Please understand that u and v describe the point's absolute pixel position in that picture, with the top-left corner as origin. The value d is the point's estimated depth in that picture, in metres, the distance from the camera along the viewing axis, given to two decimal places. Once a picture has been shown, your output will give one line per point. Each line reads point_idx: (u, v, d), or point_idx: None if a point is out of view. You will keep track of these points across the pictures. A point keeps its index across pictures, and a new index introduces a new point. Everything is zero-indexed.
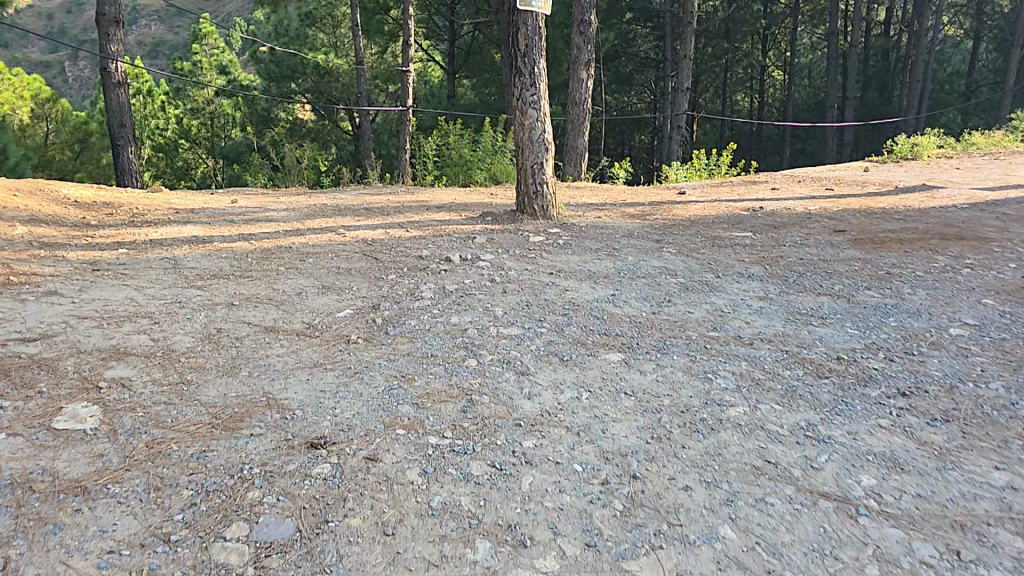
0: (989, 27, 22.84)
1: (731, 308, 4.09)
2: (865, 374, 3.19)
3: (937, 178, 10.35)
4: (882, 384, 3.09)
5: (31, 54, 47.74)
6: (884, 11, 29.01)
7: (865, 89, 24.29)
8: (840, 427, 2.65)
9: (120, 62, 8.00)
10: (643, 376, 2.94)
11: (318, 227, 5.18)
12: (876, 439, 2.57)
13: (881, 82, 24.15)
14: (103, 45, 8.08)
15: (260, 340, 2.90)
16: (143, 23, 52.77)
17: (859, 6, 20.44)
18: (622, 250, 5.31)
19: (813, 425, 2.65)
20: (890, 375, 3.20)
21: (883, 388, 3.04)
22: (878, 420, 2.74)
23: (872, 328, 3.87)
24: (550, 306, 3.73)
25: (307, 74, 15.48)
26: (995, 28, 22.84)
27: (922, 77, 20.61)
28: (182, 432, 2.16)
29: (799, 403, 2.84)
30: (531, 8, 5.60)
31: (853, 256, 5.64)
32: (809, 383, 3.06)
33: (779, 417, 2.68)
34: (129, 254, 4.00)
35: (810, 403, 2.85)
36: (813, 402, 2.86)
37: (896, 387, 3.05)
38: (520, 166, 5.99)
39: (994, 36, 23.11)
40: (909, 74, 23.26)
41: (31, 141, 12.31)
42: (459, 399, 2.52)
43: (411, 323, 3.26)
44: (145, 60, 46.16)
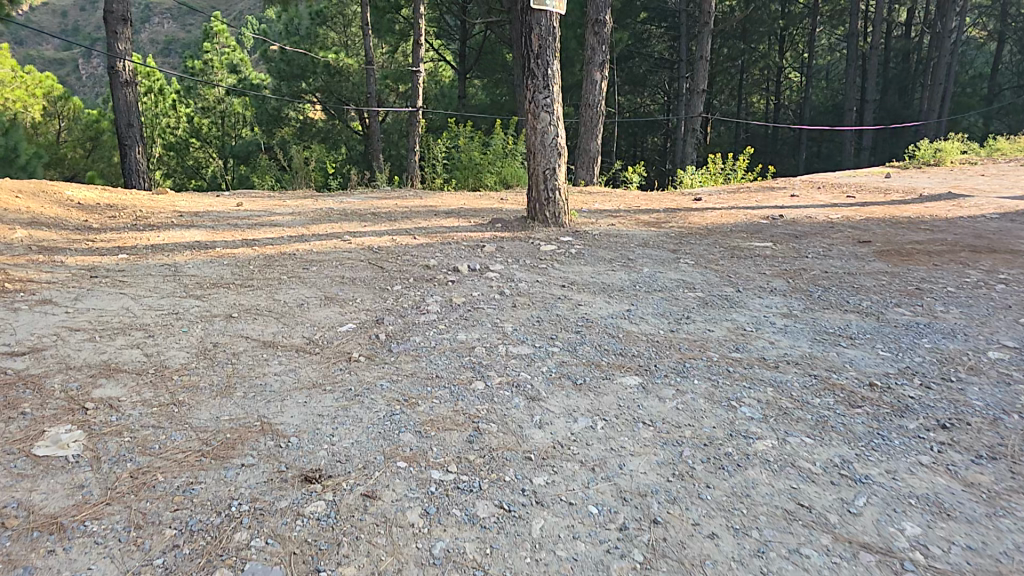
0: (1013, 29, 22.31)
1: (754, 326, 3.88)
2: (900, 404, 2.97)
3: (963, 185, 10.00)
4: (919, 415, 2.86)
5: (46, 52, 48.33)
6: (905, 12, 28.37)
7: (884, 92, 23.75)
8: (878, 465, 2.45)
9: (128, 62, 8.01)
10: (661, 404, 2.76)
11: (323, 233, 5.04)
12: (918, 480, 2.36)
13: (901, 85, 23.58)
14: (110, 43, 8.02)
15: (258, 356, 2.76)
16: (156, 21, 53.28)
17: (880, 7, 19.98)
18: (637, 261, 5.12)
19: (848, 462, 2.45)
20: (927, 405, 2.97)
21: (921, 420, 2.82)
22: (918, 457, 2.52)
23: (904, 350, 3.64)
24: (562, 322, 3.55)
25: (317, 73, 15.44)
26: (1020, 30, 22.30)
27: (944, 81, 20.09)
28: (169, 460, 1.98)
29: (832, 436, 2.64)
30: (545, 8, 5.41)
31: (880, 269, 5.40)
32: (841, 413, 2.85)
33: (810, 452, 2.50)
34: (130, 260, 3.89)
35: (843, 436, 2.66)
36: (846, 435, 2.66)
37: (934, 419, 2.83)
38: (532, 171, 5.83)
39: (1018, 38, 22.55)
40: (930, 77, 22.70)
41: (43, 138, 12.33)
42: (465, 428, 2.36)
43: (416, 339, 3.10)
44: (158, 59, 46.56)
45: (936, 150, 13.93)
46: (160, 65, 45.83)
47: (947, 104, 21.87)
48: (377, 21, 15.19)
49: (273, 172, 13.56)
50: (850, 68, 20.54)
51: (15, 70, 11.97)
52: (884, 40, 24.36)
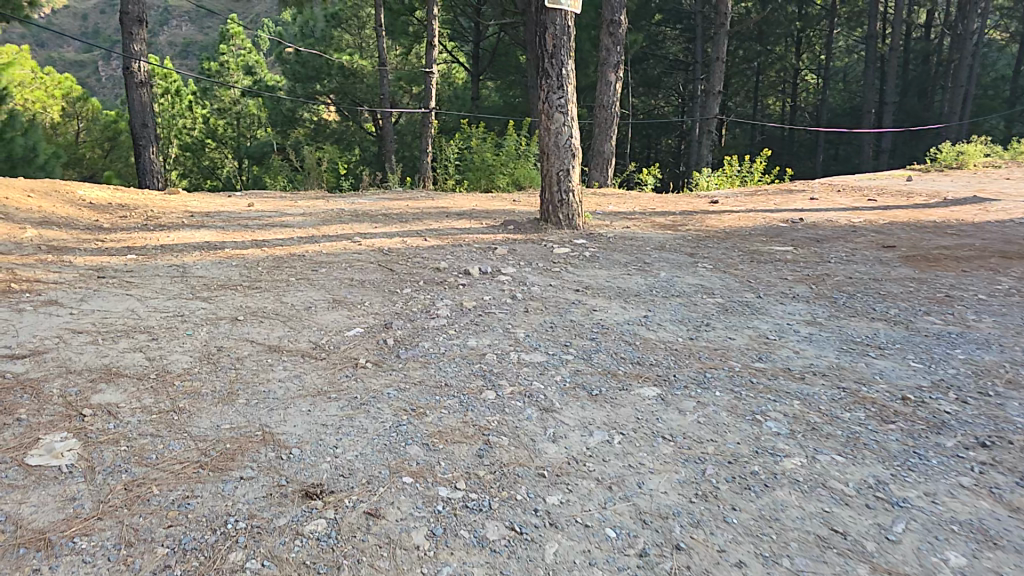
0: None
1: (777, 335, 3.72)
2: (936, 420, 2.79)
3: (988, 188, 9.68)
4: (957, 433, 2.68)
5: (67, 54, 49.16)
6: (926, 13, 27.81)
7: (904, 94, 23.24)
8: (915, 487, 2.28)
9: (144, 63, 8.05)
10: (681, 417, 2.63)
11: (334, 234, 4.97)
12: (959, 503, 2.19)
13: (921, 87, 23.05)
14: (125, 44, 8.07)
15: (262, 362, 2.67)
16: (174, 23, 53.99)
17: (900, 9, 19.54)
18: (654, 265, 4.97)
19: (883, 483, 2.29)
20: (965, 421, 2.79)
21: (959, 437, 2.64)
22: (958, 478, 2.35)
23: (937, 361, 3.45)
24: (576, 328, 3.42)
25: (332, 75, 15.50)
26: None
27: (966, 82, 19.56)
28: (166, 472, 1.89)
29: (865, 455, 2.48)
30: (560, 7, 5.30)
31: (906, 275, 5.18)
32: (874, 430, 2.68)
33: (842, 472, 2.34)
34: (139, 260, 3.85)
35: (876, 454, 2.49)
36: (881, 453, 2.50)
37: (973, 436, 2.65)
38: (545, 172, 5.70)
39: None
40: (951, 78, 22.17)
41: (63, 138, 12.60)
42: (474, 440, 2.25)
43: (425, 345, 3.00)
44: (176, 61, 47.25)
45: (959, 153, 13.56)
46: (178, 67, 46.48)
47: (969, 106, 21.29)
48: (391, 23, 15.20)
49: (285, 174, 13.60)
50: (869, 70, 20.11)
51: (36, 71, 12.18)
52: (904, 41, 23.85)
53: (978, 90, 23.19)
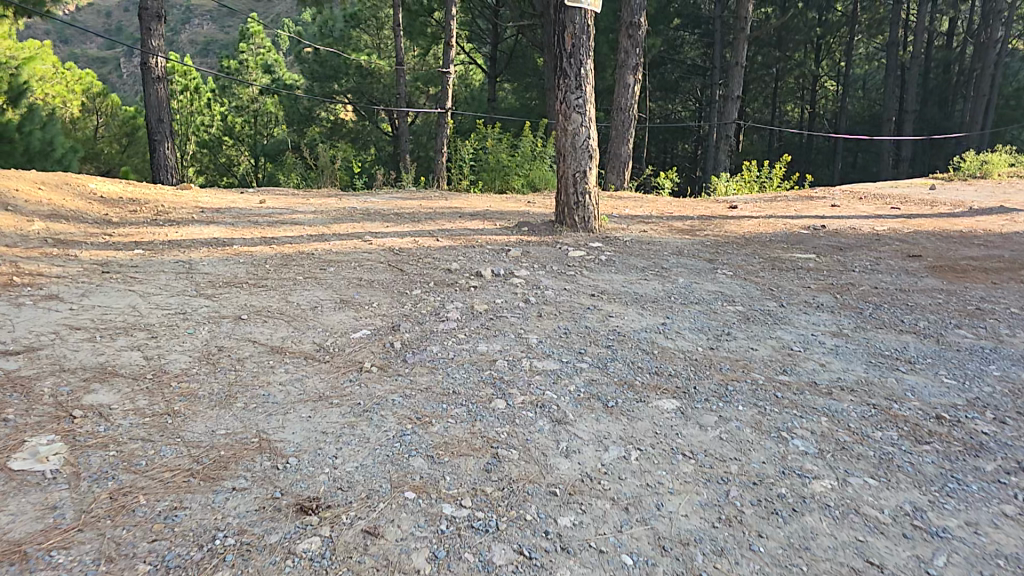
0: None
1: (801, 346, 3.54)
2: (974, 441, 2.59)
3: (1013, 199, 9.36)
4: (997, 456, 2.49)
5: (89, 51, 49.93)
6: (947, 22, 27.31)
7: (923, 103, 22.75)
8: (956, 515, 2.09)
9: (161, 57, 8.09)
10: (702, 432, 2.47)
11: (344, 233, 4.87)
12: (1004, 535, 2.00)
13: (942, 96, 22.55)
14: (143, 39, 8.09)
15: (263, 363, 2.57)
16: (196, 22, 54.72)
17: (922, 16, 19.08)
18: (671, 270, 4.81)
19: (920, 510, 2.11)
20: (1005, 443, 2.59)
21: (1000, 461, 2.45)
22: (1001, 507, 2.16)
23: (972, 378, 3.24)
24: (592, 335, 3.27)
25: (350, 74, 15.53)
26: None
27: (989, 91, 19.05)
28: (154, 480, 1.78)
29: (899, 478, 2.29)
30: (580, 5, 5.16)
31: (933, 286, 4.96)
32: (907, 450, 2.50)
33: (876, 497, 2.16)
34: (145, 255, 3.79)
35: (911, 478, 2.31)
36: (916, 477, 2.31)
37: (1015, 460, 2.46)
38: (561, 173, 5.55)
39: None
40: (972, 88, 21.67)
41: (82, 133, 12.69)
42: (482, 454, 2.12)
43: (433, 349, 2.87)
44: (197, 59, 47.92)
45: (982, 162, 13.14)
46: (198, 65, 47.07)
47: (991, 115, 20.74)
48: (409, 24, 15.19)
49: (298, 172, 13.59)
50: (889, 78, 19.69)
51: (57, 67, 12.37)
52: (925, 49, 23.35)
53: (999, 100, 22.69)
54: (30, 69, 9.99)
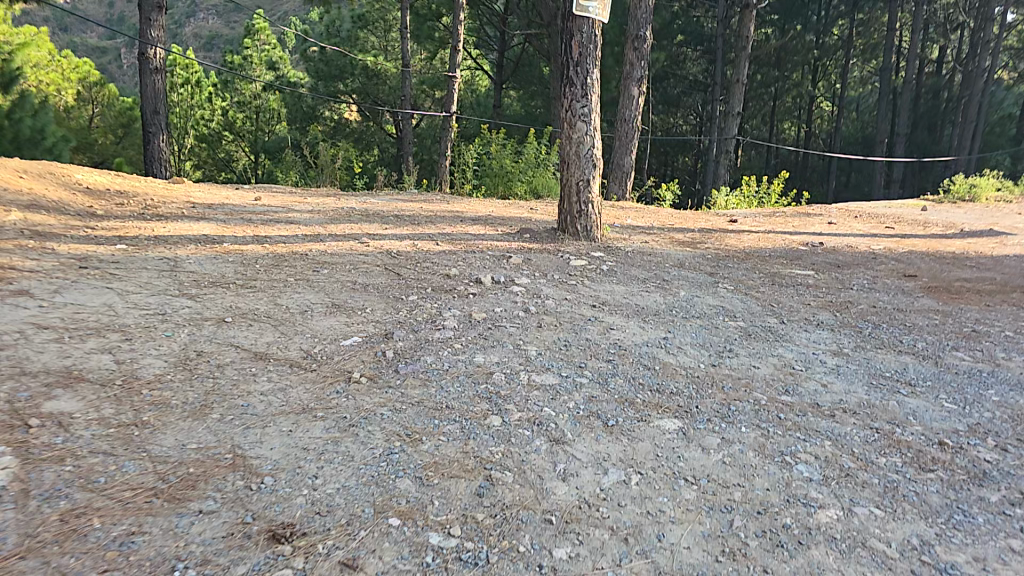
0: None
1: (803, 365, 3.42)
2: (977, 469, 2.47)
3: (1002, 222, 9.35)
4: (1001, 486, 2.37)
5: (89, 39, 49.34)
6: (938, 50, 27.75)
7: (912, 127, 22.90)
8: (963, 550, 1.96)
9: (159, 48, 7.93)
10: (705, 456, 2.34)
11: (340, 233, 4.73)
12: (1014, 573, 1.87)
13: (931, 121, 22.73)
14: (142, 29, 7.95)
15: (244, 371, 2.41)
16: (201, 17, 54.40)
17: (914, 43, 19.21)
18: (673, 283, 4.70)
19: (927, 544, 1.98)
20: (1007, 472, 2.47)
21: (1003, 491, 2.33)
22: (1008, 541, 2.03)
23: (972, 403, 3.12)
24: (592, 348, 3.14)
25: (355, 75, 15.37)
26: None
27: (975, 117, 19.19)
28: (113, 500, 1.63)
29: (905, 509, 2.16)
30: (587, 14, 5.05)
31: (928, 306, 4.87)
32: (912, 479, 2.37)
33: (882, 529, 2.03)
34: (127, 250, 3.63)
35: (918, 508, 2.18)
36: (921, 508, 2.18)
37: (1019, 491, 2.34)
38: (564, 181, 5.44)
39: None
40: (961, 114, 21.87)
41: (76, 122, 12.44)
42: (475, 475, 1.98)
43: (427, 360, 2.72)
44: (200, 53, 47.60)
45: (971, 186, 13.21)
46: (200, 58, 46.76)
47: (977, 141, 20.89)
48: (417, 28, 15.11)
49: (296, 169, 13.43)
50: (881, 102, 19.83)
51: (54, 54, 12.11)
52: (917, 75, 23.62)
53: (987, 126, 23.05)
54: (24, 55, 9.69)
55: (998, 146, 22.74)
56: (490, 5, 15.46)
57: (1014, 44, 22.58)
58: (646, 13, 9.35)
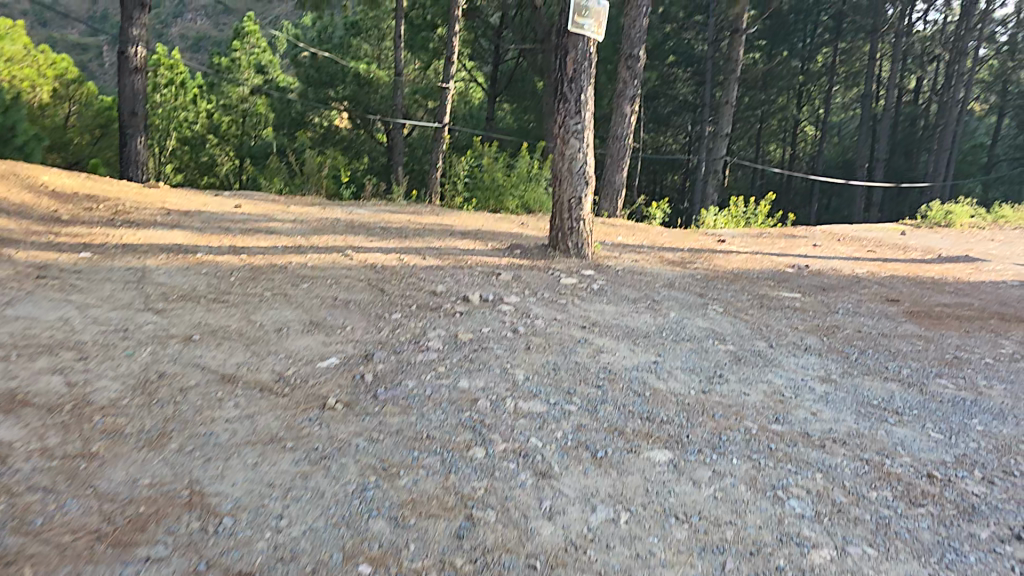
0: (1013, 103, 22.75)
1: (793, 392, 3.35)
2: (968, 504, 2.39)
3: (977, 248, 9.57)
4: (990, 521, 2.29)
5: (70, 34, 48.16)
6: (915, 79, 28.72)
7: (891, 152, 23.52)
8: None
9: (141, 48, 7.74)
10: (696, 490, 2.22)
11: (324, 245, 4.57)
12: None
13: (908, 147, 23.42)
14: (124, 28, 7.77)
15: (209, 396, 2.25)
16: (189, 17, 53.68)
17: (894, 73, 19.72)
18: (663, 303, 4.64)
19: None
20: (996, 507, 2.40)
21: (993, 528, 2.24)
22: None
23: (958, 433, 3.06)
24: (581, 373, 3.03)
25: (346, 82, 15.12)
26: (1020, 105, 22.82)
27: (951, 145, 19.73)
28: (50, 545, 1.52)
29: (898, 548, 2.07)
30: (582, 32, 5.00)
31: (911, 331, 4.89)
32: (903, 514, 2.28)
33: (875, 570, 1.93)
34: (92, 259, 3.43)
35: (910, 547, 2.08)
36: (913, 546, 2.09)
37: (1009, 527, 2.25)
38: (556, 198, 5.37)
39: (1020, 113, 23.17)
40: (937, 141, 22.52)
41: (49, 121, 11.92)
42: (454, 515, 1.84)
43: (409, 385, 2.57)
44: (187, 54, 46.84)
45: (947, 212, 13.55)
46: (186, 58, 46.09)
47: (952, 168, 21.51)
48: (410, 37, 15.19)
49: (281, 175, 13.19)
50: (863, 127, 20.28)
51: (28, 49, 11.61)
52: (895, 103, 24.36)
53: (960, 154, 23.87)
54: None
55: (970, 173, 23.56)
56: (485, 17, 15.87)
57: (986, 77, 23.41)
58: (639, 32, 9.44)
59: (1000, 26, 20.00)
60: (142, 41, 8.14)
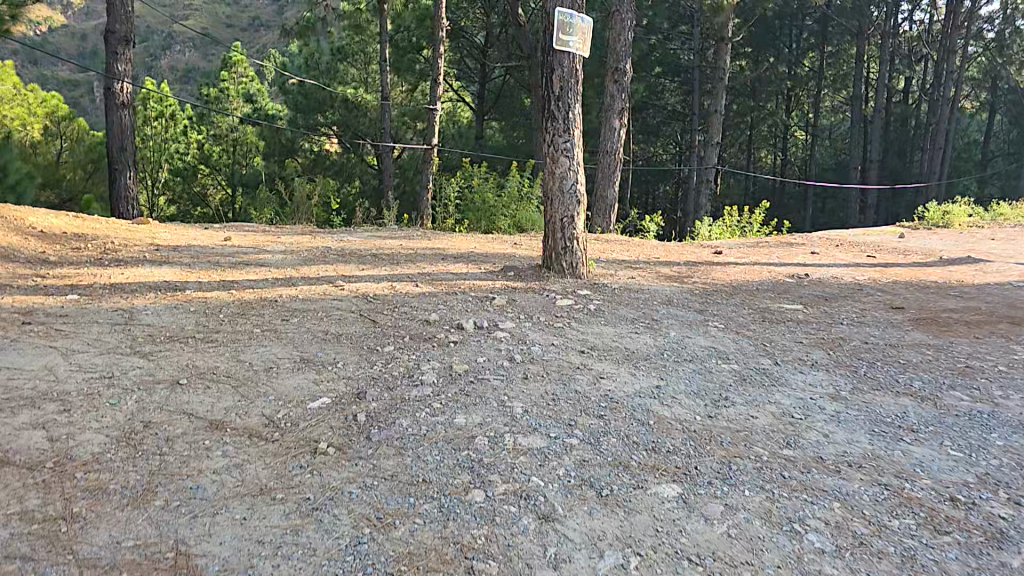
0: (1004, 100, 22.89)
1: (802, 413, 3.26)
2: (997, 530, 2.29)
3: (978, 248, 9.50)
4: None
5: (61, 70, 48.49)
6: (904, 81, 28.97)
7: (885, 153, 23.65)
8: None
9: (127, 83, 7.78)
10: (709, 528, 2.12)
11: (314, 276, 4.52)
12: None
13: (901, 148, 23.55)
14: (108, 63, 7.76)
15: (196, 445, 2.18)
16: (178, 49, 54.01)
17: (882, 75, 19.85)
18: (663, 322, 4.57)
19: None
20: None
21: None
22: None
23: (978, 450, 2.96)
24: (583, 402, 2.94)
25: (335, 108, 15.27)
26: (1011, 102, 22.96)
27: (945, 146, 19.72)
28: None
29: None
30: (567, 49, 5.06)
31: (919, 340, 4.79)
32: (931, 544, 2.18)
33: None
34: (79, 300, 3.38)
35: None
36: None
37: None
38: (549, 218, 5.33)
39: (1011, 109, 23.30)
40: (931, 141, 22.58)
41: (41, 159, 11.86)
42: (454, 569, 1.75)
43: (403, 424, 2.48)
44: (175, 86, 47.01)
45: (945, 212, 13.54)
46: (178, 88, 46.35)
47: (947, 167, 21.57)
48: (396, 60, 15.33)
49: (272, 203, 13.14)
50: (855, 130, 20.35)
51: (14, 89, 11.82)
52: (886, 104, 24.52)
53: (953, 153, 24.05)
54: None
55: (965, 171, 23.71)
56: (470, 37, 16.09)
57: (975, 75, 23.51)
58: (626, 46, 9.48)
59: (988, 22, 20.20)
60: (128, 76, 8.14)
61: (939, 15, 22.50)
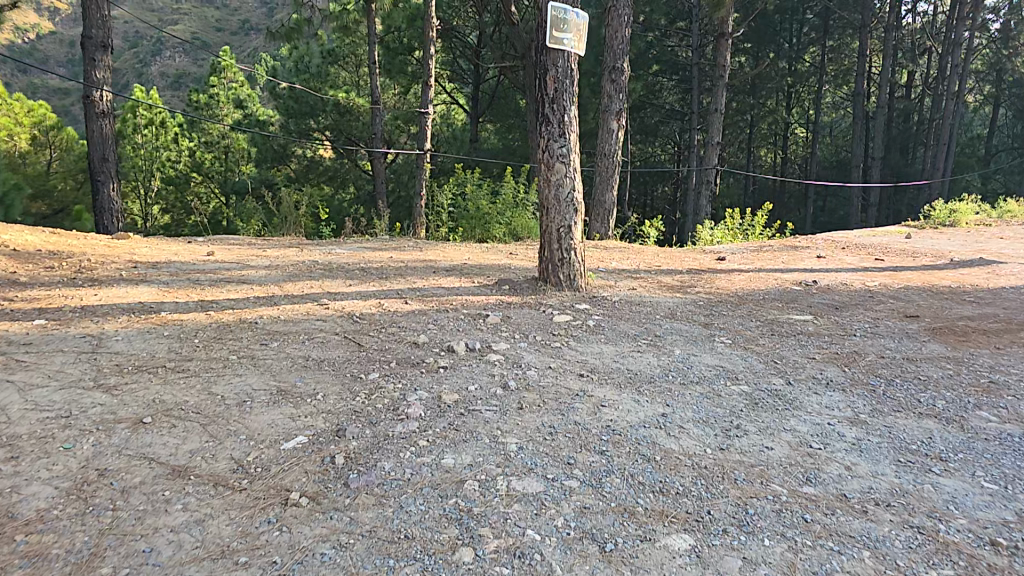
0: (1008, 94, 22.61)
1: (820, 440, 3.03)
2: None
3: (987, 249, 9.25)
4: None
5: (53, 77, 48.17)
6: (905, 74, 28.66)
7: (887, 151, 23.41)
8: None
9: (104, 91, 7.60)
10: None
11: (297, 293, 4.31)
12: None
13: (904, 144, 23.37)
14: (87, 71, 7.62)
15: (153, 498, 1.97)
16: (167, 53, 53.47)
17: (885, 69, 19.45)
18: (666, 338, 4.35)
19: None
20: None
21: None
22: None
23: (1016, 482, 2.70)
24: (583, 436, 2.72)
25: (327, 112, 15.01)
26: (1015, 95, 22.69)
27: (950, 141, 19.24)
28: None
29: None
30: (561, 47, 4.82)
31: (937, 353, 4.55)
32: None
33: None
34: (47, 326, 3.19)
35: None
36: None
37: None
38: (544, 228, 5.08)
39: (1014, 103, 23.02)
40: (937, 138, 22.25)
41: (32, 167, 11.88)
42: None
43: (385, 467, 2.26)
44: (167, 92, 46.75)
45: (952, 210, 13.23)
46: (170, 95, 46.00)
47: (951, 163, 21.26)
48: (388, 63, 15.07)
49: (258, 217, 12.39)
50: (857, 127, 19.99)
51: None
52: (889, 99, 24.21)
53: None
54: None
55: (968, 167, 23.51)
56: (463, 37, 15.85)
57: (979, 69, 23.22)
58: (622, 44, 9.21)
59: (993, 13, 19.92)
60: (106, 85, 7.99)
61: (942, 8, 22.19)
